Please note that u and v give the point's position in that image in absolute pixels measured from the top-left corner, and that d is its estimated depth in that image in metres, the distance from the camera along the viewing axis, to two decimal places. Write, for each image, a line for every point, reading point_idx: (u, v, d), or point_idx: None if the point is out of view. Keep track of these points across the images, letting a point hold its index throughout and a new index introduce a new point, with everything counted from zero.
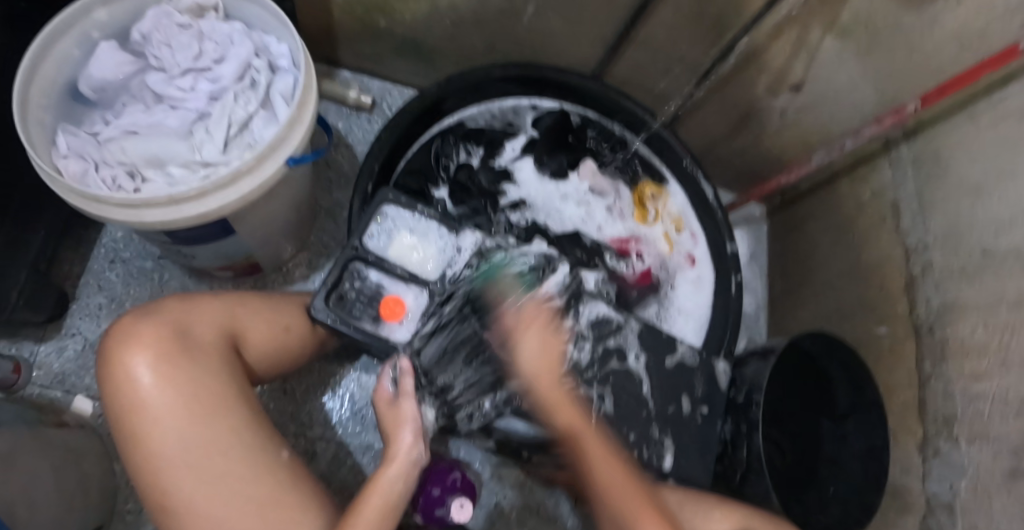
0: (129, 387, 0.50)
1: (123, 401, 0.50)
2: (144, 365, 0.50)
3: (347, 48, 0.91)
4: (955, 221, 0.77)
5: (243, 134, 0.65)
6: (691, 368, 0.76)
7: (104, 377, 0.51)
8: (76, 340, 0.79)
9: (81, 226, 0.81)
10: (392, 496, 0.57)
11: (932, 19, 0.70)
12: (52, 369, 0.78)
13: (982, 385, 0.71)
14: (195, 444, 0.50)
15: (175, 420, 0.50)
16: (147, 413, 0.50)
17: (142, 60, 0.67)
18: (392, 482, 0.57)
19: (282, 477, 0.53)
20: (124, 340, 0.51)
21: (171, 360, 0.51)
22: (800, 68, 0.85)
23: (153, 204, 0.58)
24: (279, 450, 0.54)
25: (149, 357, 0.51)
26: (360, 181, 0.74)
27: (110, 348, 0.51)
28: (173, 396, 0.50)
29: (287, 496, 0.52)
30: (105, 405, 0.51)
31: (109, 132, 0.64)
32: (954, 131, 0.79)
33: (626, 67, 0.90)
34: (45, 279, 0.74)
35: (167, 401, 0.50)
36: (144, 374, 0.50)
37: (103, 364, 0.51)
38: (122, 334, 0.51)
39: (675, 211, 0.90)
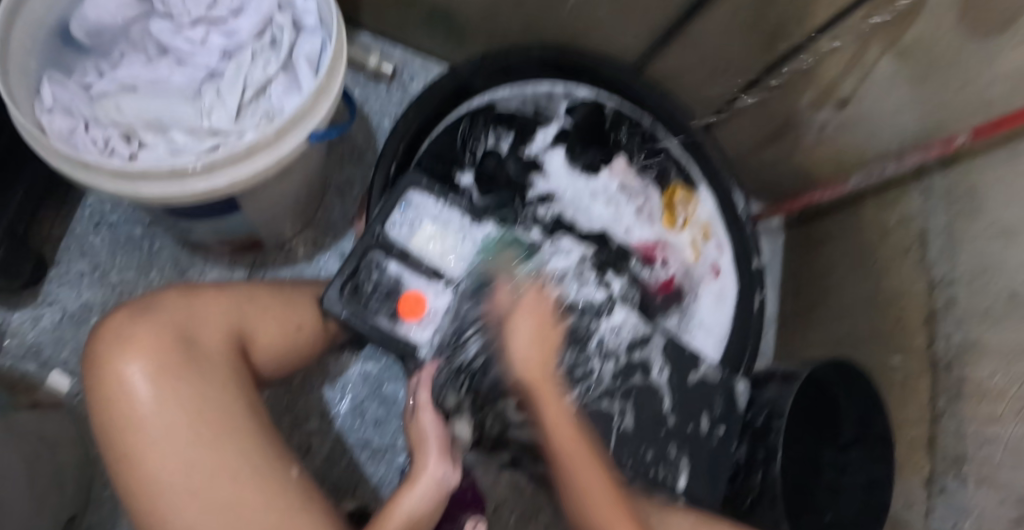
0: (121, 397, 0.45)
1: (114, 412, 0.45)
2: (139, 372, 0.46)
3: (371, 9, 0.83)
4: (987, 259, 0.74)
5: (258, 101, 0.57)
6: (713, 386, 0.74)
7: (94, 378, 0.46)
8: (53, 310, 0.72)
9: (65, 184, 0.73)
10: (412, 519, 0.53)
11: (994, 52, 0.66)
12: (25, 339, 0.71)
13: (996, 429, 0.70)
14: (196, 456, 0.45)
15: (175, 428, 0.45)
16: (142, 425, 0.45)
17: (147, 3, 0.58)
18: (412, 503, 0.53)
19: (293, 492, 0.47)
20: (116, 342, 0.46)
21: (170, 363, 0.46)
22: (850, 84, 0.81)
23: (153, 176, 0.49)
24: (289, 461, 0.49)
25: (145, 364, 0.46)
26: (383, 162, 0.68)
27: (101, 353, 0.46)
28: (171, 406, 0.45)
29: (300, 514, 0.46)
30: (92, 410, 0.46)
31: (103, 86, 0.55)
32: (996, 165, 0.75)
33: (669, 61, 0.84)
34: (22, 243, 0.67)
35: (166, 411, 0.45)
36: (139, 378, 0.46)
37: (92, 371, 0.47)
38: (114, 339, 0.47)
39: (704, 218, 0.85)
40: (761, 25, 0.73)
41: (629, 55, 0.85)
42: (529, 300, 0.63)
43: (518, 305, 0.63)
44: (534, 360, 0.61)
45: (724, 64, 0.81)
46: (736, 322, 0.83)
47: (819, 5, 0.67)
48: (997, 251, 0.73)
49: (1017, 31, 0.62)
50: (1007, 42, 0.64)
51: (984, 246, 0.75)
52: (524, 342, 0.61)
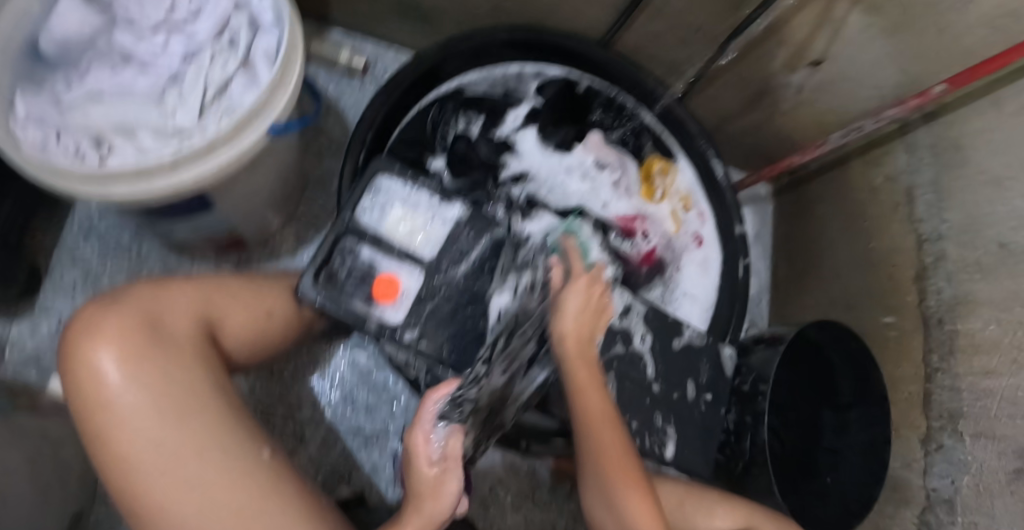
0: (96, 383, 0.48)
1: (88, 398, 0.48)
2: (110, 360, 0.48)
3: (339, 6, 0.84)
4: (975, 212, 0.75)
5: (220, 99, 0.58)
6: (698, 350, 0.75)
7: (66, 368, 0.49)
8: (50, 318, 0.75)
9: (54, 196, 0.76)
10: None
11: None
12: (26, 347, 0.74)
13: (991, 382, 0.70)
14: (166, 437, 0.47)
15: (143, 414, 0.47)
16: (115, 410, 0.47)
17: (110, 15, 0.60)
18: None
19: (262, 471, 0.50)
20: (87, 333, 0.49)
21: (136, 352, 0.49)
22: (822, 44, 0.80)
23: (118, 177, 0.52)
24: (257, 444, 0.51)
25: (114, 351, 0.48)
26: (352, 150, 0.69)
27: (74, 343, 0.49)
28: (141, 390, 0.48)
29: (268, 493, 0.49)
30: (68, 397, 0.49)
31: (72, 95, 0.57)
32: (977, 116, 0.77)
33: (638, 34, 0.84)
34: (15, 255, 0.70)
35: (137, 395, 0.48)
36: (108, 366, 0.48)
37: (66, 360, 0.49)
38: (85, 329, 0.49)
39: (683, 188, 0.86)
40: None
41: (598, 31, 0.85)
42: (580, 277, 0.61)
43: (569, 280, 0.61)
44: (576, 325, 0.58)
45: (694, 33, 0.81)
46: (722, 290, 0.82)
47: None
48: (987, 202, 0.74)
49: None
50: None
51: (972, 199, 0.76)
52: (573, 311, 0.58)
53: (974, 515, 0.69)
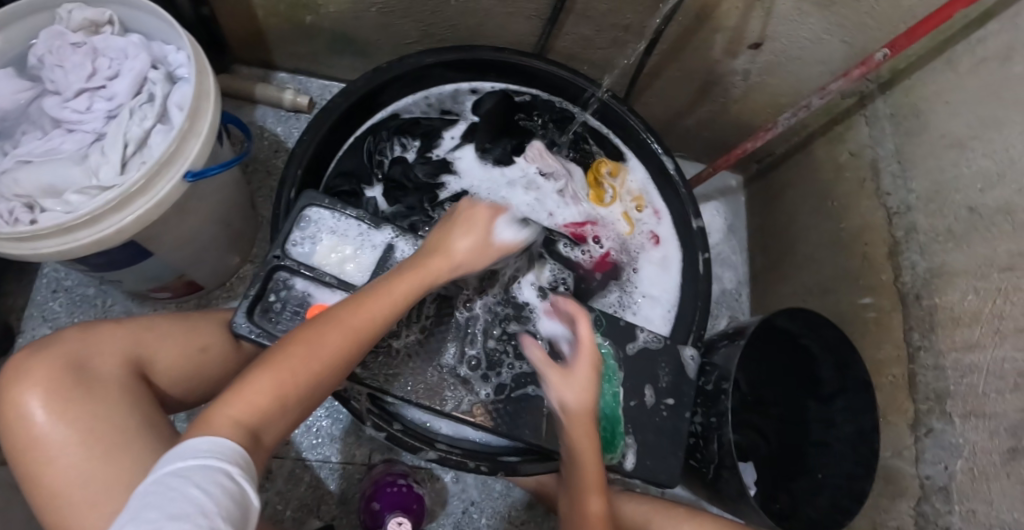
0: (26, 426, 0.50)
1: (19, 440, 0.50)
2: (36, 401, 0.51)
3: (279, 49, 0.87)
4: (939, 178, 0.72)
5: (141, 152, 0.60)
6: (656, 353, 0.72)
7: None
8: None
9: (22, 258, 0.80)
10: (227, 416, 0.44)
11: None
12: None
13: (975, 356, 0.65)
14: (89, 471, 0.49)
15: (69, 450, 0.49)
16: (44, 448, 0.50)
17: (39, 85, 0.63)
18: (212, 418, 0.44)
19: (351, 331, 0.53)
20: (16, 378, 0.51)
21: (62, 392, 0.51)
22: (757, 24, 0.77)
23: (45, 234, 0.54)
24: (344, 310, 0.54)
25: (41, 394, 0.51)
26: (283, 189, 0.70)
27: (4, 390, 0.51)
28: (69, 428, 0.50)
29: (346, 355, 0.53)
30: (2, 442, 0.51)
31: (5, 164, 0.60)
32: (932, 79, 0.74)
33: (570, 39, 0.84)
34: None
35: (61, 433, 0.50)
36: (36, 407, 0.50)
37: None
38: (14, 374, 0.52)
39: (635, 188, 0.86)
40: None
41: (531, 41, 0.86)
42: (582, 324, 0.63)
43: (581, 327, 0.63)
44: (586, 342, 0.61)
45: (623, 31, 0.81)
46: (683, 287, 0.81)
47: None
48: (950, 165, 0.70)
49: None
50: None
51: (936, 163, 0.72)
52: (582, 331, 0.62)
53: (970, 502, 0.63)
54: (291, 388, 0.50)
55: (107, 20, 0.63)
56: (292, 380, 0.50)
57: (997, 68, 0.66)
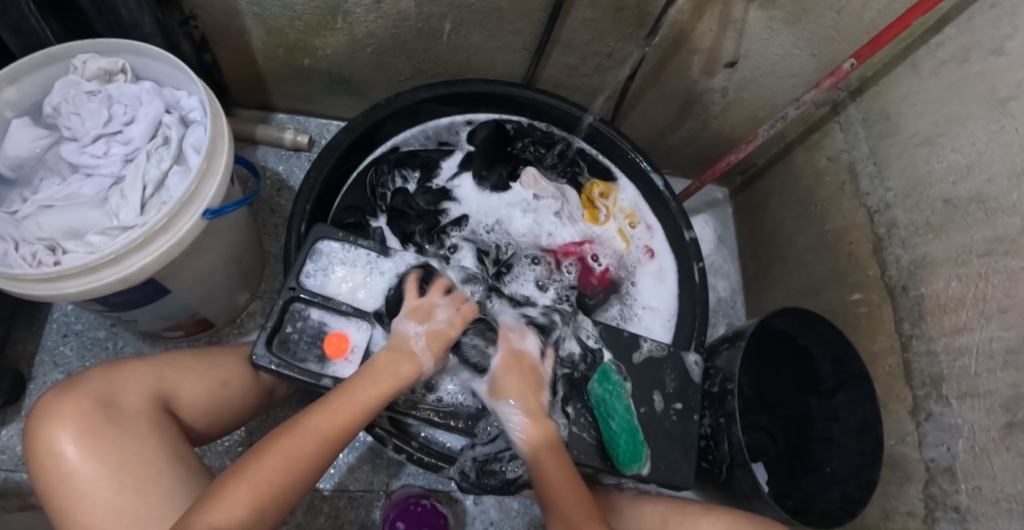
0: (58, 464, 0.50)
1: (54, 479, 0.50)
2: (69, 440, 0.51)
3: (277, 90, 0.91)
4: (915, 175, 0.77)
5: (159, 194, 0.62)
6: (660, 362, 0.73)
7: (32, 453, 0.51)
8: None
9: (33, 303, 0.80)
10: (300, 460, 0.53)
11: None
12: (17, 451, 0.77)
13: (964, 339, 0.69)
14: (127, 505, 0.50)
15: (104, 487, 0.50)
16: (78, 486, 0.50)
17: (56, 132, 0.64)
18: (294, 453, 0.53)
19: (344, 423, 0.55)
20: (47, 418, 0.51)
21: (94, 431, 0.51)
22: (731, 45, 0.82)
23: (71, 274, 0.55)
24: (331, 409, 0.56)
25: (72, 433, 0.51)
26: (293, 223, 0.73)
27: (35, 427, 0.51)
28: (103, 466, 0.50)
29: (355, 424, 0.56)
30: (36, 481, 0.51)
31: (26, 209, 0.61)
32: (900, 84, 0.80)
33: (556, 68, 0.89)
34: None
35: (96, 470, 0.50)
36: (69, 445, 0.50)
37: (31, 446, 0.51)
38: (44, 415, 0.52)
39: (627, 206, 0.90)
40: (624, 15, 0.78)
41: (519, 73, 0.91)
42: None
43: None
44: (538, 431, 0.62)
45: (606, 58, 0.86)
46: (680, 297, 0.84)
47: None
48: (924, 163, 0.76)
49: None
50: None
51: (911, 162, 0.77)
52: None
53: (976, 479, 0.66)
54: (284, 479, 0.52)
55: (120, 67, 0.65)
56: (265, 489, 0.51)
57: (957, 69, 0.72)
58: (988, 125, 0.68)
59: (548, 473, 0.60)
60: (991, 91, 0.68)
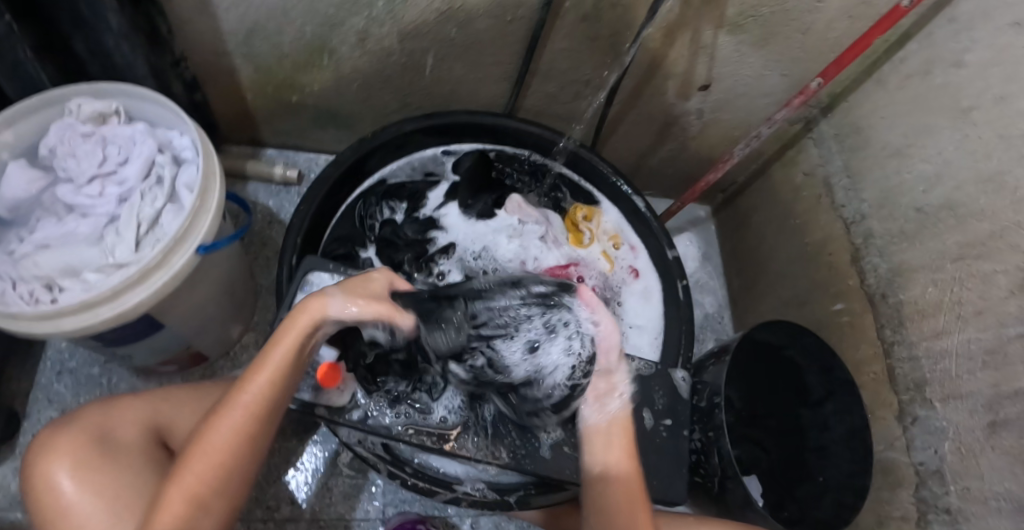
0: (53, 499, 0.51)
1: (51, 515, 0.51)
2: (65, 475, 0.51)
3: (267, 126, 0.93)
4: (887, 186, 0.80)
5: (153, 231, 0.63)
6: (648, 379, 0.74)
7: (30, 489, 0.52)
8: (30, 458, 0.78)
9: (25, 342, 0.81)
10: (233, 435, 0.53)
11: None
12: (10, 490, 0.76)
13: (944, 342, 0.71)
14: None
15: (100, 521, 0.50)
16: (75, 520, 0.50)
17: (52, 174, 0.66)
18: (217, 441, 0.52)
19: (259, 394, 0.54)
20: (44, 454, 0.52)
21: (91, 464, 0.52)
22: (704, 69, 0.86)
23: (69, 311, 0.56)
24: (247, 381, 0.54)
25: (69, 468, 0.51)
26: (285, 255, 0.75)
27: (32, 463, 0.52)
28: (99, 499, 0.51)
29: (280, 394, 0.55)
30: (33, 518, 0.52)
31: (23, 248, 0.62)
32: (868, 99, 0.83)
33: (537, 97, 0.92)
34: None
35: (92, 504, 0.51)
36: (65, 480, 0.51)
37: (28, 483, 0.52)
38: (42, 451, 0.52)
39: (611, 228, 0.92)
40: (601, 44, 0.82)
41: (502, 103, 0.94)
42: None
43: None
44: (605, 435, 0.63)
45: (585, 86, 0.89)
46: (666, 315, 0.86)
47: (637, 9, 0.76)
48: (895, 174, 0.79)
49: None
50: None
51: (883, 174, 0.81)
52: None
53: (965, 480, 0.67)
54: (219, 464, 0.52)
55: (114, 110, 0.67)
56: (213, 468, 0.52)
57: (921, 84, 0.76)
58: (954, 135, 0.71)
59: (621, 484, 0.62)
60: (954, 102, 0.72)
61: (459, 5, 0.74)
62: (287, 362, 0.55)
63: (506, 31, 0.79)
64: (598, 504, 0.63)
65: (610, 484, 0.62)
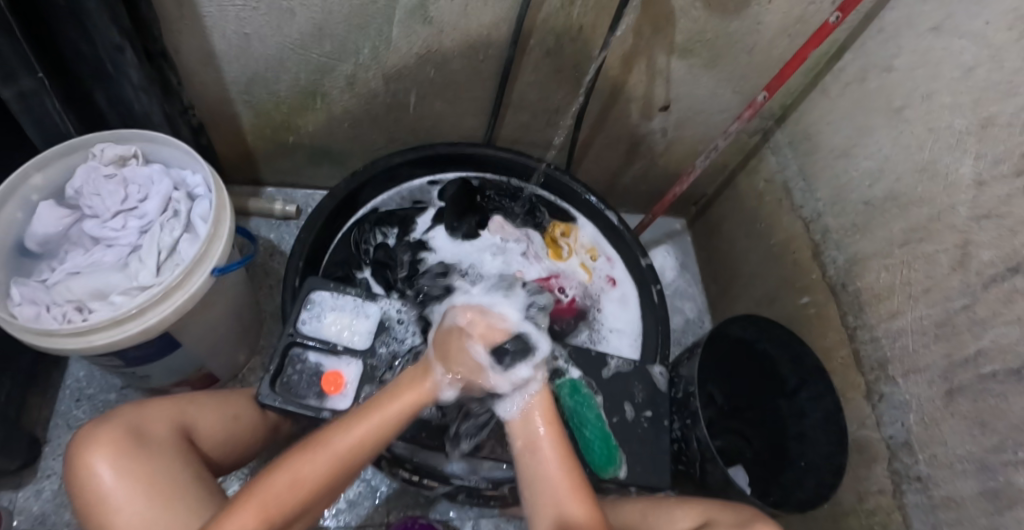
0: (93, 485, 0.56)
1: (93, 500, 0.56)
2: (105, 465, 0.57)
3: (266, 166, 1.02)
4: (838, 185, 0.87)
5: (172, 257, 0.71)
6: (628, 375, 0.80)
7: (72, 477, 0.57)
8: (52, 480, 0.83)
9: (47, 372, 0.87)
10: (315, 477, 0.56)
11: (754, 20, 0.82)
12: (33, 511, 0.81)
13: (899, 321, 0.76)
14: (157, 518, 0.56)
15: (136, 504, 0.56)
16: (112, 505, 0.56)
17: (79, 210, 0.74)
18: (311, 471, 0.56)
19: (347, 455, 0.58)
20: (85, 445, 0.58)
21: (128, 455, 0.58)
22: (662, 91, 0.94)
23: (100, 328, 0.63)
24: (342, 432, 0.58)
25: (108, 459, 0.57)
26: (289, 278, 0.82)
27: (74, 454, 0.58)
28: (134, 486, 0.56)
29: (364, 457, 0.59)
30: (75, 504, 0.57)
31: (56, 277, 0.69)
32: (815, 107, 0.91)
33: (511, 126, 1.01)
34: (18, 425, 0.80)
35: (128, 490, 0.56)
36: (105, 469, 0.57)
37: (71, 471, 0.57)
38: (82, 443, 0.58)
39: (587, 242, 0.99)
40: (566, 75, 0.90)
41: (481, 134, 1.02)
42: None
43: None
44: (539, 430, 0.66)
45: (555, 114, 0.98)
46: (644, 319, 0.92)
47: (594, 42, 0.85)
48: (843, 173, 0.86)
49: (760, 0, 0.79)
50: (758, 11, 0.80)
51: (834, 173, 0.88)
52: None
53: (931, 448, 0.71)
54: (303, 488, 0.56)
55: (134, 152, 0.75)
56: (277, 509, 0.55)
57: (858, 89, 0.83)
58: (890, 133, 0.79)
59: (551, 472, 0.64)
60: (888, 102, 0.79)
61: (435, 48, 0.83)
62: (376, 435, 0.59)
63: (479, 69, 0.88)
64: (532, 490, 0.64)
65: (536, 455, 0.65)
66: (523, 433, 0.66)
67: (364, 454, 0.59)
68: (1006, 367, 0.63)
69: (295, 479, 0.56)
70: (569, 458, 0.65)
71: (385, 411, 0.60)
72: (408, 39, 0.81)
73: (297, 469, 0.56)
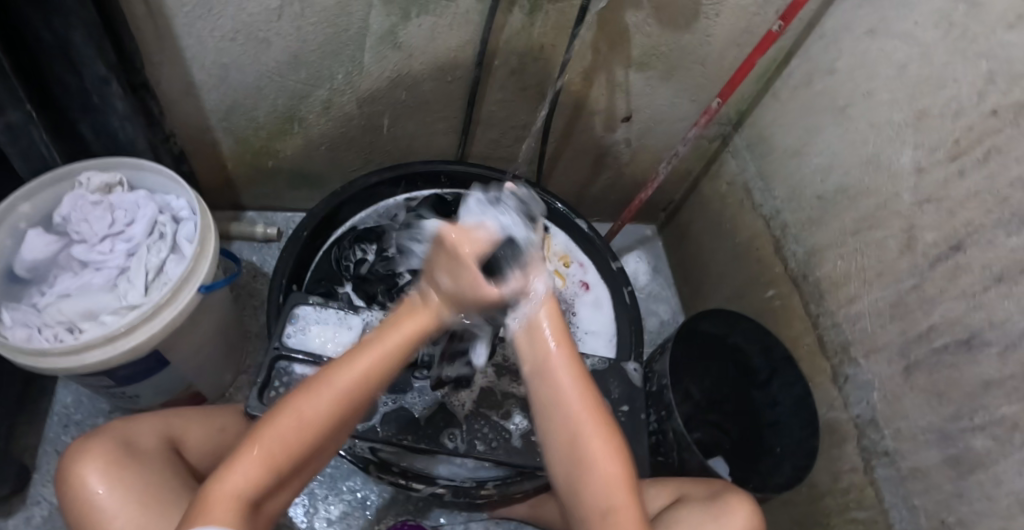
0: (87, 497, 0.58)
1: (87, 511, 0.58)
2: (98, 478, 0.58)
3: (247, 191, 1.05)
4: (793, 182, 0.92)
5: (159, 277, 0.74)
6: (603, 373, 0.82)
7: (65, 492, 0.59)
8: (41, 507, 0.84)
9: (34, 400, 0.89)
10: (318, 417, 0.55)
11: (704, 32, 0.87)
12: None
13: (857, 304, 0.80)
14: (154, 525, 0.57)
15: (131, 513, 0.57)
16: (107, 515, 0.57)
17: (67, 236, 0.76)
18: (312, 412, 0.54)
19: (341, 396, 0.55)
20: (77, 461, 0.59)
21: (120, 467, 0.59)
22: (623, 104, 0.99)
23: (92, 345, 0.65)
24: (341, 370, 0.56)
25: (100, 471, 0.58)
26: (273, 295, 0.84)
27: (67, 469, 0.59)
28: (129, 496, 0.58)
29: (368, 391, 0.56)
30: (68, 518, 0.59)
31: (46, 299, 0.72)
32: (767, 111, 0.96)
33: (482, 143, 1.05)
34: (7, 452, 0.81)
35: (123, 500, 0.58)
36: (98, 481, 0.58)
37: (64, 487, 0.59)
38: (73, 458, 0.59)
39: (561, 250, 1.01)
40: (530, 92, 0.95)
41: (453, 151, 1.06)
42: None
43: None
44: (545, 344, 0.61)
45: (522, 129, 1.02)
46: (618, 320, 0.95)
47: (555, 60, 0.90)
48: (797, 170, 0.91)
49: (708, 13, 0.84)
50: (706, 24, 0.86)
51: (788, 171, 0.92)
52: None
53: (895, 422, 0.74)
54: (309, 427, 0.55)
55: (119, 180, 0.78)
56: (278, 454, 0.54)
57: (804, 91, 0.89)
58: (836, 130, 0.84)
59: (560, 392, 0.60)
60: (832, 101, 0.84)
61: (406, 71, 0.88)
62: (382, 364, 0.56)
63: (448, 89, 0.93)
64: (542, 403, 0.61)
65: (550, 377, 0.61)
66: (534, 352, 0.61)
67: (368, 387, 0.56)
68: (955, 339, 0.67)
69: (298, 416, 0.55)
70: (582, 376, 0.61)
71: (385, 339, 0.56)
72: (379, 64, 0.86)
73: (298, 407, 0.55)
